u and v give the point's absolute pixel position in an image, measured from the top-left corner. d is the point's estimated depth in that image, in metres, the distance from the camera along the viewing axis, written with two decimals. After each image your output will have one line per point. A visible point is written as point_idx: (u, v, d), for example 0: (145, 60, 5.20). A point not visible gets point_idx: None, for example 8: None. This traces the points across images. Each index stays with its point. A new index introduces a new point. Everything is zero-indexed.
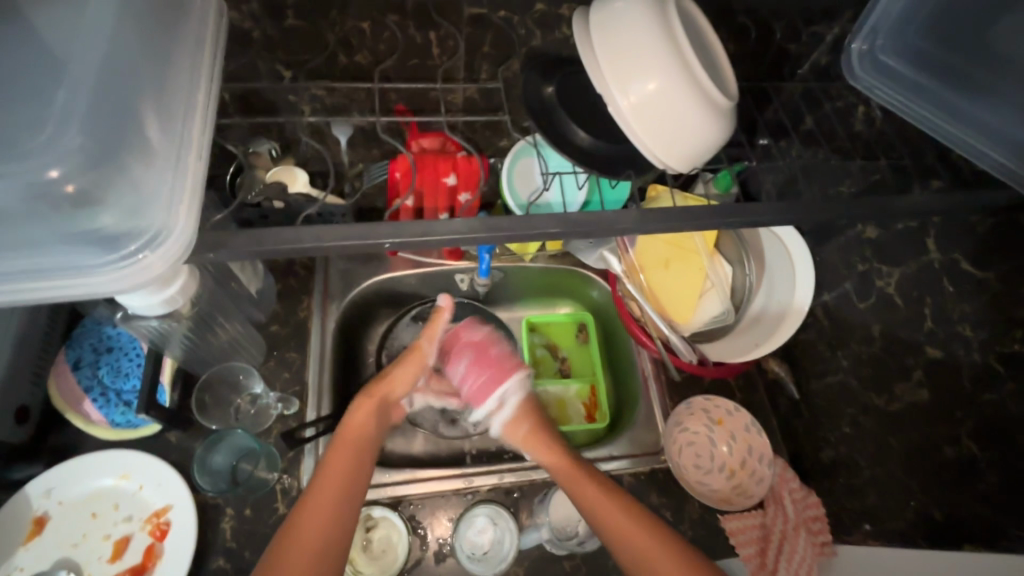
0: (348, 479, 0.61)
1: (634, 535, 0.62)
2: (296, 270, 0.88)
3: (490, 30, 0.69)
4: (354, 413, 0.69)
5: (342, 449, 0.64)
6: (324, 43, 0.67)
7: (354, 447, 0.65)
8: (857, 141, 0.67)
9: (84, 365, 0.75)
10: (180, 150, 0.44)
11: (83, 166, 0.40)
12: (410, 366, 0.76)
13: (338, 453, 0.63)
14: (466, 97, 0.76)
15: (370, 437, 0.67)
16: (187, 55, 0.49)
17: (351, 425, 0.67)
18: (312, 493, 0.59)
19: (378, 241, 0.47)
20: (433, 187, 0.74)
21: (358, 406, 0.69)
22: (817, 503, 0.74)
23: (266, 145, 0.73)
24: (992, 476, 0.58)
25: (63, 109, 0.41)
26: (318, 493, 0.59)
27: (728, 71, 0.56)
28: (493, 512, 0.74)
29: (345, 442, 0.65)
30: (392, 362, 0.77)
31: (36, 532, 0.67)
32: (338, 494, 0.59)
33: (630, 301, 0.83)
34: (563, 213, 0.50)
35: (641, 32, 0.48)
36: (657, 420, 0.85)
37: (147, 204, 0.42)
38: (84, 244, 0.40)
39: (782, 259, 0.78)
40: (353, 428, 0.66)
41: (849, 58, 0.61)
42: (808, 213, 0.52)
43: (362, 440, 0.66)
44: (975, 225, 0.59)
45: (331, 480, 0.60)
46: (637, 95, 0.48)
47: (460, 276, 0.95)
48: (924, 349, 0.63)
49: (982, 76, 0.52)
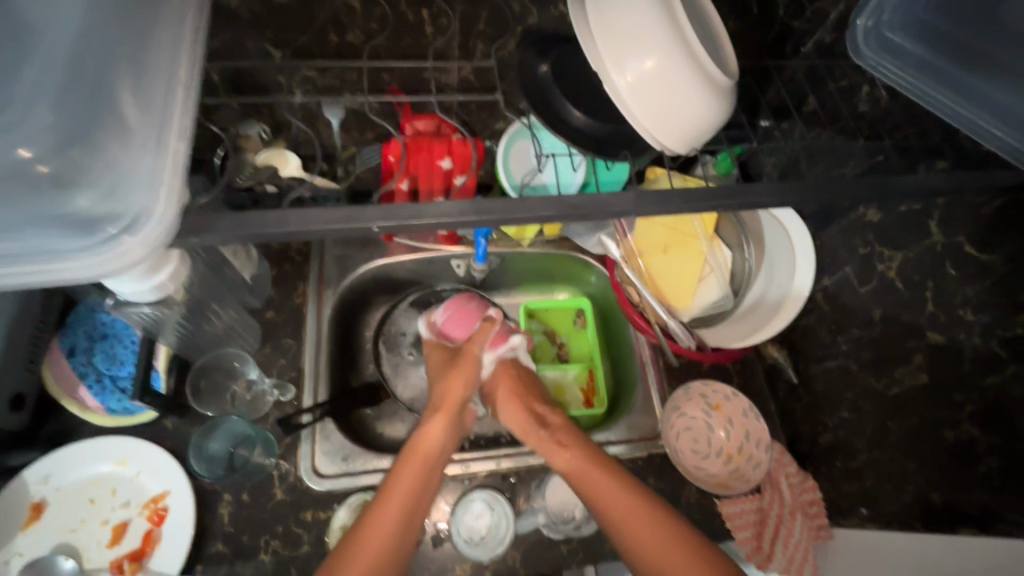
0: (412, 498, 0.65)
1: (660, 544, 0.62)
2: (292, 255, 0.87)
3: (485, 7, 0.67)
4: (428, 426, 0.73)
5: (411, 468, 0.68)
6: (312, 21, 0.65)
7: (424, 461, 0.69)
8: (861, 121, 0.65)
9: (79, 352, 0.75)
10: (160, 131, 0.43)
11: (55, 147, 0.40)
12: (463, 368, 0.81)
13: (409, 470, 0.67)
14: (461, 78, 0.75)
15: (439, 451, 0.72)
16: (169, 31, 0.47)
17: (423, 442, 0.71)
18: (382, 503, 0.64)
19: (366, 225, 0.45)
20: (427, 169, 0.73)
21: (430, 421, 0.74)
22: (814, 488, 0.75)
23: (255, 129, 0.72)
24: (993, 460, 0.57)
25: (32, 86, 0.41)
26: (388, 503, 0.64)
27: (729, 50, 0.54)
28: (490, 497, 0.73)
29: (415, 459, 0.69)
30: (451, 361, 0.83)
31: (35, 517, 0.68)
32: (403, 510, 0.64)
33: (628, 287, 0.82)
34: (557, 195, 0.48)
35: (639, 9, 0.46)
36: (655, 405, 0.85)
37: (126, 186, 0.41)
38: (62, 228, 0.39)
39: (784, 244, 0.76)
40: (426, 443, 0.71)
41: (854, 34, 0.59)
42: (808, 195, 0.51)
43: (430, 456, 0.70)
44: (980, 207, 0.57)
45: (395, 499, 0.64)
46: (633, 74, 0.47)
47: (456, 261, 0.94)
48: (925, 333, 0.62)
49: (992, 54, 0.50)
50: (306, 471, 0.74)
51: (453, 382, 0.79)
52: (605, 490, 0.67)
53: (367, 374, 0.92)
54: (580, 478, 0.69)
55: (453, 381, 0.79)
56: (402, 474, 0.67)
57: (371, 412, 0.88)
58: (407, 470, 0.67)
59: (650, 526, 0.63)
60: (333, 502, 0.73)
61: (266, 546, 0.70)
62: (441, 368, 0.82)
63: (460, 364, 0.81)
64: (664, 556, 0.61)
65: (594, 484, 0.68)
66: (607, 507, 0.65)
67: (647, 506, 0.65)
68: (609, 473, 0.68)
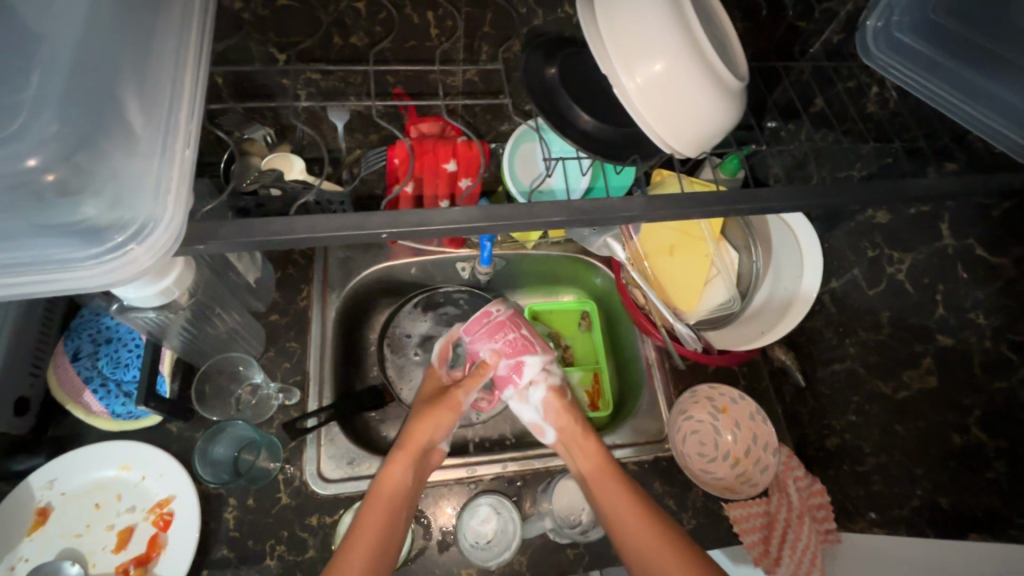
0: (381, 544, 0.60)
1: (654, 547, 0.61)
2: (295, 259, 0.87)
3: (490, 9, 0.66)
4: (389, 468, 0.67)
5: (377, 512, 0.62)
6: (317, 24, 0.64)
7: (389, 506, 0.64)
8: (869, 122, 0.65)
9: (84, 356, 0.75)
10: (165, 137, 0.42)
11: (61, 156, 0.40)
12: (442, 411, 0.74)
13: (372, 513, 0.62)
14: (465, 79, 0.75)
15: (404, 495, 0.66)
16: (172, 37, 0.46)
17: (387, 484, 0.66)
18: (348, 547, 0.59)
19: (373, 231, 0.45)
20: (432, 173, 0.74)
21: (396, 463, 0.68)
22: (822, 491, 0.74)
23: (261, 132, 0.73)
24: (1001, 465, 0.55)
25: (39, 94, 0.41)
26: (358, 547, 0.59)
27: (738, 52, 0.54)
28: (496, 501, 0.73)
29: (378, 504, 0.63)
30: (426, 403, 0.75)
31: (40, 522, 0.67)
32: (376, 551, 0.59)
33: (634, 289, 0.83)
34: (566, 200, 0.48)
35: (648, 10, 0.46)
36: (661, 408, 0.85)
37: (131, 193, 0.40)
38: (67, 236, 0.39)
39: (790, 245, 0.76)
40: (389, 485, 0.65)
41: (863, 35, 0.59)
42: (818, 198, 0.51)
43: (397, 498, 0.65)
44: (991, 207, 0.56)
45: (363, 543, 0.59)
46: (643, 76, 0.46)
47: (461, 264, 0.95)
48: (935, 336, 0.61)
49: (1004, 53, 0.49)
50: (311, 475, 0.74)
51: (423, 421, 0.72)
52: (617, 496, 0.67)
53: (372, 376, 0.92)
54: (597, 483, 0.69)
55: (426, 420, 0.72)
56: (364, 518, 0.62)
57: (376, 415, 0.88)
58: (369, 514, 0.62)
59: (649, 530, 0.63)
60: (339, 507, 0.72)
61: (271, 551, 0.69)
62: (417, 406, 0.75)
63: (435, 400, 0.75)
64: (670, 565, 0.60)
65: (608, 488, 0.68)
66: (617, 514, 0.65)
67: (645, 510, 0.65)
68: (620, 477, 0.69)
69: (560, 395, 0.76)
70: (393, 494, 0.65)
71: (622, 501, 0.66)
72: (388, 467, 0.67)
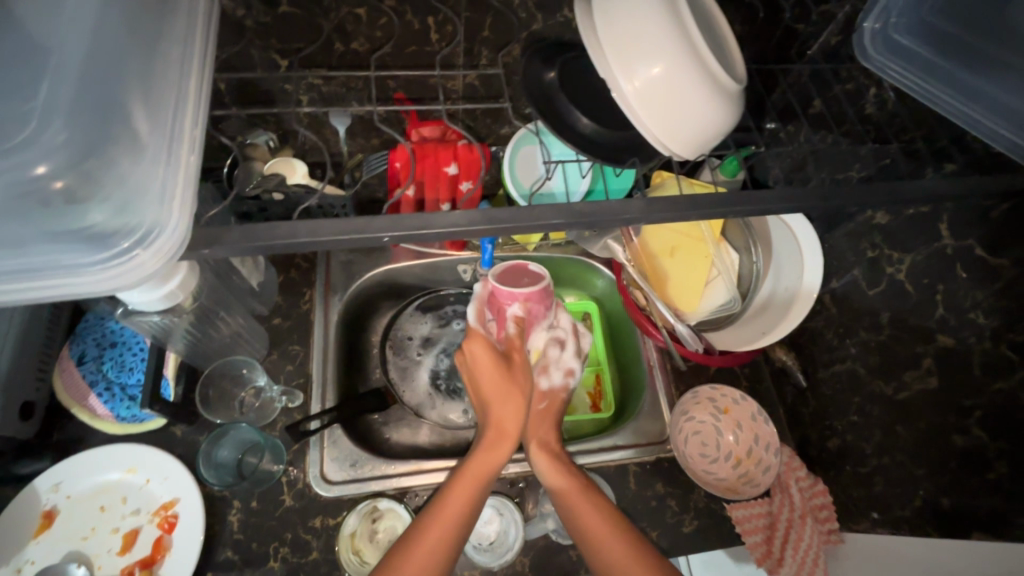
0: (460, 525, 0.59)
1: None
2: (298, 263, 0.88)
3: (489, 13, 0.66)
4: (488, 448, 0.66)
5: (462, 489, 0.61)
6: (318, 30, 0.65)
7: (476, 486, 0.62)
8: (867, 123, 0.65)
9: (88, 360, 0.75)
10: (169, 143, 0.43)
11: (70, 163, 0.41)
12: (514, 399, 0.69)
13: (457, 496, 0.60)
14: (466, 84, 0.75)
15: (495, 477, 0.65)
16: (176, 44, 0.47)
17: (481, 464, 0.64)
18: (427, 521, 0.58)
19: (375, 235, 0.45)
20: (433, 177, 0.75)
21: (490, 442, 0.66)
22: (824, 491, 0.75)
23: (263, 137, 0.74)
24: (1002, 466, 0.55)
25: (47, 103, 0.42)
26: (432, 526, 0.58)
27: (735, 54, 0.54)
28: (499, 503, 0.73)
29: (465, 485, 0.62)
30: (512, 380, 0.70)
31: (46, 525, 0.68)
32: (446, 540, 0.57)
33: (635, 289, 0.83)
34: (565, 203, 0.48)
35: (648, 16, 0.46)
36: (664, 407, 0.85)
37: (137, 199, 0.41)
38: (77, 242, 0.40)
39: (789, 243, 0.76)
40: (483, 464, 0.64)
41: (861, 37, 0.59)
42: (817, 200, 0.51)
43: (491, 475, 0.64)
44: (990, 209, 0.56)
45: (446, 518, 0.59)
46: (642, 80, 0.47)
47: (462, 267, 0.95)
48: (935, 336, 0.61)
49: (1001, 55, 0.49)
50: (315, 477, 0.74)
51: (511, 408, 0.68)
52: (616, 540, 0.59)
53: (374, 379, 0.93)
54: (582, 509, 0.63)
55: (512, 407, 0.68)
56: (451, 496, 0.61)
57: (380, 417, 0.89)
58: (456, 492, 0.61)
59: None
60: (341, 510, 0.73)
61: (274, 553, 0.70)
62: (495, 386, 0.69)
63: (517, 368, 0.71)
64: None
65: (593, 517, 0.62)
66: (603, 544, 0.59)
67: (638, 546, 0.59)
68: (605, 504, 0.63)
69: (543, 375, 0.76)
70: (486, 471, 0.64)
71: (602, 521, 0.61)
72: (500, 406, 0.68)
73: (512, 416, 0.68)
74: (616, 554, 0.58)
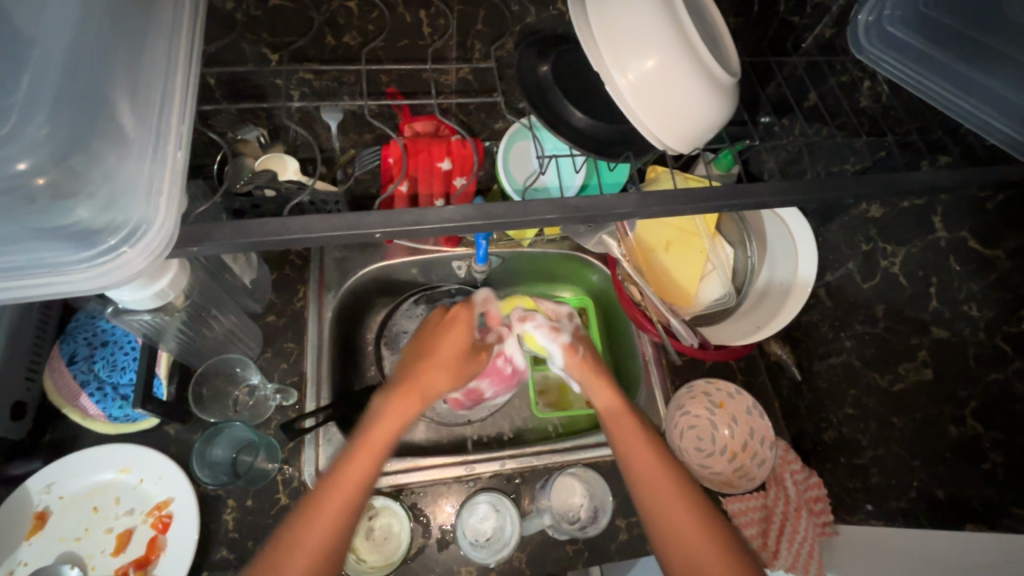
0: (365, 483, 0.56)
1: (656, 483, 0.58)
2: (292, 259, 0.87)
3: (482, 6, 0.66)
4: (394, 411, 0.62)
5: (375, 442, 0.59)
6: (309, 23, 0.64)
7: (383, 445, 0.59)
8: (862, 115, 0.65)
9: (80, 359, 0.74)
10: (157, 139, 0.42)
11: (53, 159, 0.40)
12: (450, 372, 0.67)
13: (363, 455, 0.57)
14: (459, 77, 0.75)
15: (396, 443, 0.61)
16: (161, 39, 0.46)
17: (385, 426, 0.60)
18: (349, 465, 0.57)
19: (367, 231, 0.45)
20: (427, 172, 0.74)
21: (399, 406, 0.62)
22: (819, 484, 0.75)
23: (254, 133, 0.74)
24: (996, 456, 0.55)
25: (30, 96, 0.41)
26: (352, 468, 0.56)
27: (730, 48, 0.54)
28: (494, 499, 0.74)
29: (372, 445, 0.58)
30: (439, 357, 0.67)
31: (38, 526, 0.67)
32: (352, 494, 0.55)
33: (631, 285, 0.80)
34: (560, 197, 0.48)
35: (639, 6, 0.46)
36: (659, 403, 0.85)
37: (124, 196, 0.41)
38: (59, 239, 0.39)
39: (785, 239, 0.75)
40: (385, 430, 0.60)
41: (854, 29, 0.57)
42: (812, 193, 0.50)
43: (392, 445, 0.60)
44: (985, 201, 0.56)
45: (358, 469, 0.57)
46: (635, 73, 0.46)
47: (457, 263, 0.95)
48: (929, 328, 0.61)
49: (994, 47, 0.49)
50: (310, 475, 0.74)
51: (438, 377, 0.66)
52: (647, 452, 0.61)
53: (370, 376, 0.92)
54: (614, 421, 0.65)
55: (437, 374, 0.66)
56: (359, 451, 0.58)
57: None
58: (363, 448, 0.58)
59: (673, 491, 0.58)
60: None
61: None
62: (429, 353, 0.68)
63: (472, 362, 0.70)
64: (670, 500, 0.57)
65: (622, 427, 0.64)
66: (632, 454, 0.61)
67: (662, 455, 0.61)
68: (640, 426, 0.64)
69: (573, 352, 0.74)
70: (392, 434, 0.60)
71: (630, 432, 0.63)
72: (430, 371, 0.66)
73: (434, 388, 0.65)
74: (636, 453, 0.61)
